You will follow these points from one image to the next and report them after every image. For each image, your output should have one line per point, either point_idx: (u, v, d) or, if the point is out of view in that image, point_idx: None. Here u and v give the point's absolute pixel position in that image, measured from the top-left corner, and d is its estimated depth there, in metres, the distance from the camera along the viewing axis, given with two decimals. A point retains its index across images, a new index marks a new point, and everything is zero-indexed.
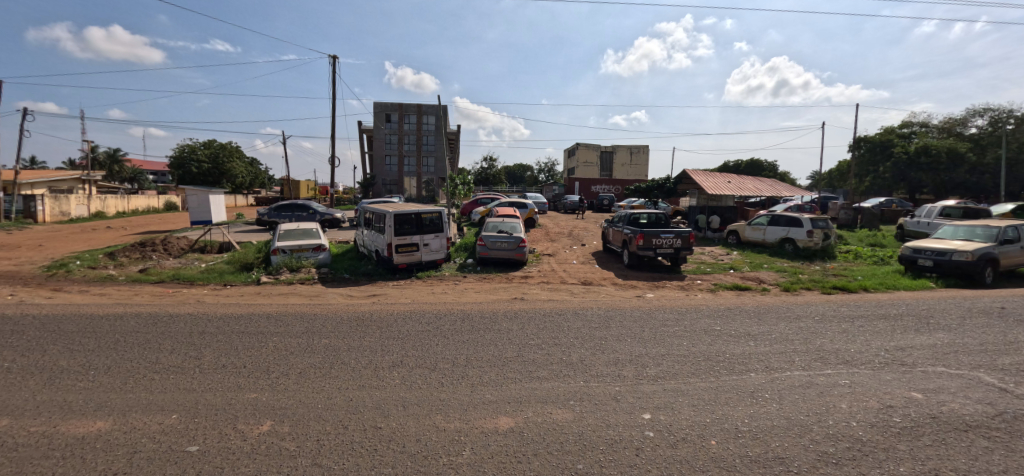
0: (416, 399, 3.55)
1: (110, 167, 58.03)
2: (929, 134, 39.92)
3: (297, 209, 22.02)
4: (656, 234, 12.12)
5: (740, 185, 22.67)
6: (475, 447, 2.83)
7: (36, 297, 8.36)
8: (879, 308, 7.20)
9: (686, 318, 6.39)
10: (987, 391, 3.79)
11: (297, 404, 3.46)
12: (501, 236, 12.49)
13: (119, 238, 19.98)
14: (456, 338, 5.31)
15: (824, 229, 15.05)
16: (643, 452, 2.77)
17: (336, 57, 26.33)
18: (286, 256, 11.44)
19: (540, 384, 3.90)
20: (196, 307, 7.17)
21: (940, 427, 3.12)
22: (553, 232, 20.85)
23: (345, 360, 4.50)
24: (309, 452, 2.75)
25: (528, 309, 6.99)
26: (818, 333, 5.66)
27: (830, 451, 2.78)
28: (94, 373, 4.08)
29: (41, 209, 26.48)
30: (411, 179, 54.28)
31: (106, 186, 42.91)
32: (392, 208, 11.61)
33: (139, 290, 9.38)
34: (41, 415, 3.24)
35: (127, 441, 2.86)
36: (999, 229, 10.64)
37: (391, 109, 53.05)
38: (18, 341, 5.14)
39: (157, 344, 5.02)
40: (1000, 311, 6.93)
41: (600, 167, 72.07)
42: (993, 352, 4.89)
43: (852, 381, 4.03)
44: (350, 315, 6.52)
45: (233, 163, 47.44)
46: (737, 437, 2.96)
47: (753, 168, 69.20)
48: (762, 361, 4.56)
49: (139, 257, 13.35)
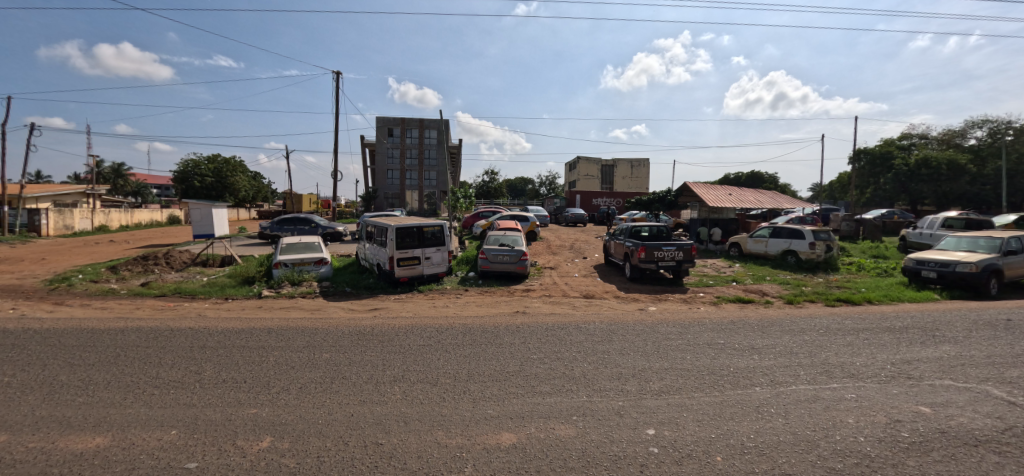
0: (418, 415, 3.53)
1: (114, 181, 59.30)
2: (928, 146, 40.56)
3: (300, 222, 22.19)
4: (658, 247, 12.09)
5: (741, 197, 22.69)
6: (477, 463, 2.79)
7: (37, 311, 8.35)
8: (884, 321, 7.09)
9: (689, 332, 6.31)
10: (995, 405, 3.74)
11: (297, 420, 3.43)
12: (502, 249, 12.49)
13: (121, 252, 19.91)
14: (458, 353, 5.28)
15: (826, 241, 15.09)
16: (647, 469, 2.73)
17: (340, 72, 27.17)
18: (287, 269, 11.45)
19: (542, 399, 3.87)
20: (198, 322, 7.10)
21: (949, 442, 3.07)
22: (554, 245, 20.74)
23: (346, 374, 4.50)
24: (309, 469, 2.71)
25: (529, 323, 6.90)
26: (823, 346, 5.60)
27: (838, 467, 2.74)
28: (93, 388, 4.06)
29: (45, 222, 26.68)
30: (413, 192, 54.69)
31: (110, 199, 43.34)
32: (395, 221, 11.63)
33: (140, 304, 9.37)
34: (39, 431, 3.21)
35: (126, 458, 2.83)
36: (1002, 240, 10.60)
37: (394, 123, 53.78)
38: (18, 356, 5.13)
39: (157, 359, 5.01)
40: (1006, 324, 6.84)
41: (600, 181, 72.71)
42: (1003, 365, 4.82)
43: (858, 395, 3.99)
44: (352, 329, 6.47)
45: (237, 177, 47.86)
46: (743, 453, 2.92)
47: (754, 181, 69.48)
48: (766, 374, 4.53)
49: (141, 270, 13.38)
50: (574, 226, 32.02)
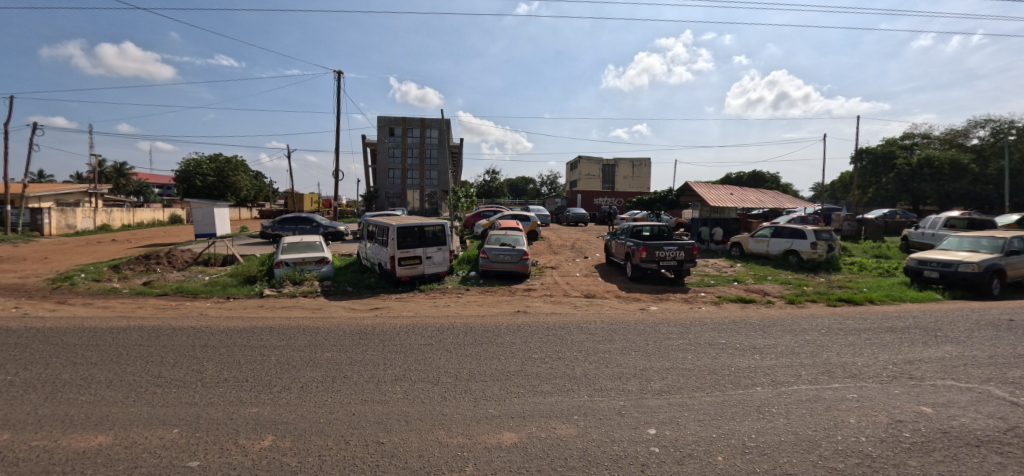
0: (419, 414, 3.53)
1: (116, 180, 59.37)
2: (930, 146, 40.46)
3: (301, 222, 22.22)
4: (659, 247, 12.08)
5: (742, 196, 22.65)
6: (478, 463, 2.80)
7: (39, 310, 8.37)
8: (885, 321, 7.08)
9: (691, 332, 6.31)
10: (998, 405, 3.73)
11: (299, 419, 3.44)
12: (503, 248, 12.50)
13: (123, 252, 19.94)
14: (459, 352, 5.28)
15: (828, 241, 15.07)
16: (648, 468, 2.73)
17: (340, 72, 27.16)
18: (288, 268, 11.47)
19: (542, 398, 3.87)
20: (200, 321, 7.11)
21: (952, 442, 3.07)
22: (555, 244, 20.73)
23: (347, 373, 4.51)
24: (311, 467, 2.72)
25: (530, 323, 6.90)
26: (824, 346, 5.59)
27: (839, 467, 2.74)
28: (95, 387, 4.07)
29: (47, 221, 26.75)
30: (414, 192, 54.76)
31: (113, 199, 43.45)
32: (396, 220, 11.64)
33: (142, 303, 9.39)
34: (42, 429, 3.22)
35: (127, 456, 2.84)
36: (1005, 240, 10.57)
37: (395, 123, 53.78)
38: (21, 355, 5.15)
39: (159, 358, 5.02)
40: (1008, 324, 6.82)
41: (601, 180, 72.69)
42: (1005, 366, 4.81)
43: (860, 395, 3.98)
44: (353, 329, 6.48)
45: (239, 176, 47.93)
46: (744, 453, 2.92)
47: (756, 180, 69.35)
48: (768, 374, 4.52)
49: (143, 270, 13.41)
50: (575, 225, 32.00)
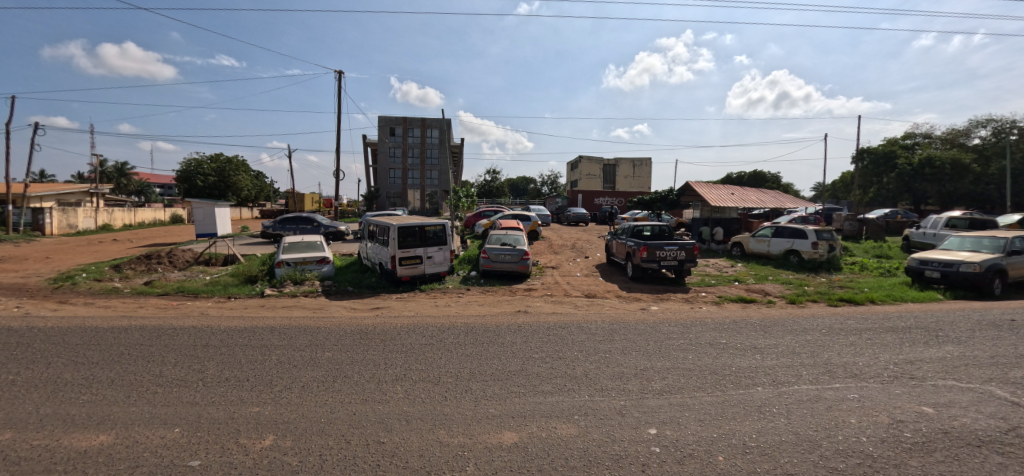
0: (420, 414, 3.54)
1: (118, 180, 59.44)
2: (931, 145, 40.37)
3: (302, 222, 22.23)
4: (660, 246, 12.07)
5: (743, 196, 22.62)
6: (478, 462, 2.80)
7: (41, 310, 8.39)
8: (887, 321, 7.06)
9: (692, 332, 6.30)
10: (999, 405, 3.73)
11: (299, 418, 3.44)
12: (504, 248, 12.50)
13: (124, 251, 19.96)
14: (460, 352, 5.28)
15: (829, 241, 15.04)
16: (649, 468, 2.73)
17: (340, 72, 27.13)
18: (289, 268, 11.48)
19: (543, 398, 3.87)
20: (201, 321, 7.12)
21: (952, 442, 3.07)
22: (556, 244, 20.73)
23: (348, 373, 4.51)
24: (311, 467, 2.72)
25: (531, 322, 6.90)
26: (826, 346, 5.59)
27: (839, 467, 2.74)
28: (96, 387, 4.08)
29: (49, 221, 26.81)
30: (415, 191, 54.80)
31: (114, 199, 43.52)
32: (397, 220, 11.65)
33: (143, 303, 9.41)
34: (44, 428, 3.23)
35: (128, 456, 2.85)
36: (1006, 240, 10.54)
37: (396, 123, 53.78)
38: (23, 354, 5.16)
39: (160, 358, 5.02)
40: (1010, 324, 6.81)
41: (602, 180, 72.65)
42: (1007, 366, 4.80)
43: (861, 395, 3.98)
44: (354, 328, 6.48)
45: (240, 176, 47.97)
46: (745, 453, 2.92)
47: (757, 180, 69.27)
48: (769, 374, 4.52)
49: (144, 269, 13.44)
50: (576, 225, 31.99)
